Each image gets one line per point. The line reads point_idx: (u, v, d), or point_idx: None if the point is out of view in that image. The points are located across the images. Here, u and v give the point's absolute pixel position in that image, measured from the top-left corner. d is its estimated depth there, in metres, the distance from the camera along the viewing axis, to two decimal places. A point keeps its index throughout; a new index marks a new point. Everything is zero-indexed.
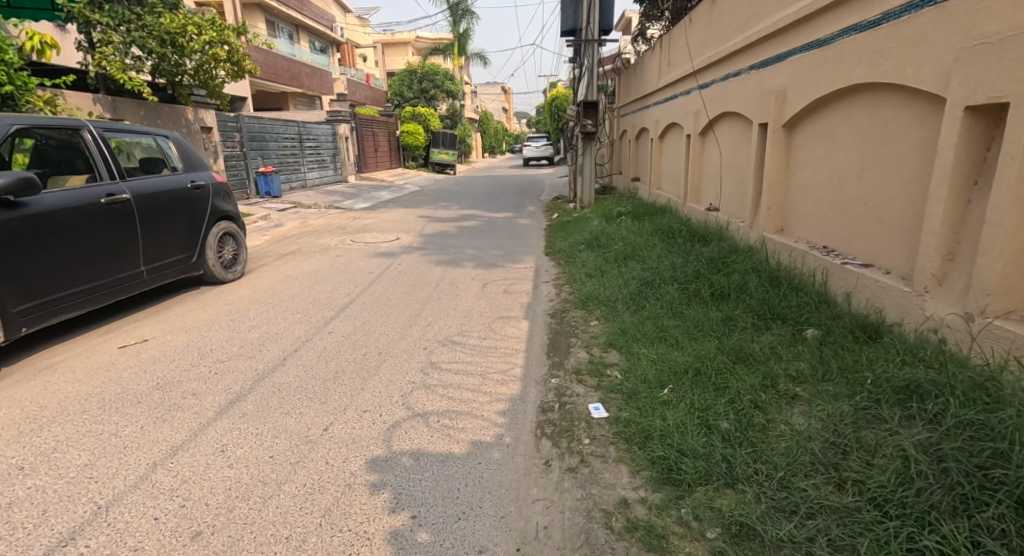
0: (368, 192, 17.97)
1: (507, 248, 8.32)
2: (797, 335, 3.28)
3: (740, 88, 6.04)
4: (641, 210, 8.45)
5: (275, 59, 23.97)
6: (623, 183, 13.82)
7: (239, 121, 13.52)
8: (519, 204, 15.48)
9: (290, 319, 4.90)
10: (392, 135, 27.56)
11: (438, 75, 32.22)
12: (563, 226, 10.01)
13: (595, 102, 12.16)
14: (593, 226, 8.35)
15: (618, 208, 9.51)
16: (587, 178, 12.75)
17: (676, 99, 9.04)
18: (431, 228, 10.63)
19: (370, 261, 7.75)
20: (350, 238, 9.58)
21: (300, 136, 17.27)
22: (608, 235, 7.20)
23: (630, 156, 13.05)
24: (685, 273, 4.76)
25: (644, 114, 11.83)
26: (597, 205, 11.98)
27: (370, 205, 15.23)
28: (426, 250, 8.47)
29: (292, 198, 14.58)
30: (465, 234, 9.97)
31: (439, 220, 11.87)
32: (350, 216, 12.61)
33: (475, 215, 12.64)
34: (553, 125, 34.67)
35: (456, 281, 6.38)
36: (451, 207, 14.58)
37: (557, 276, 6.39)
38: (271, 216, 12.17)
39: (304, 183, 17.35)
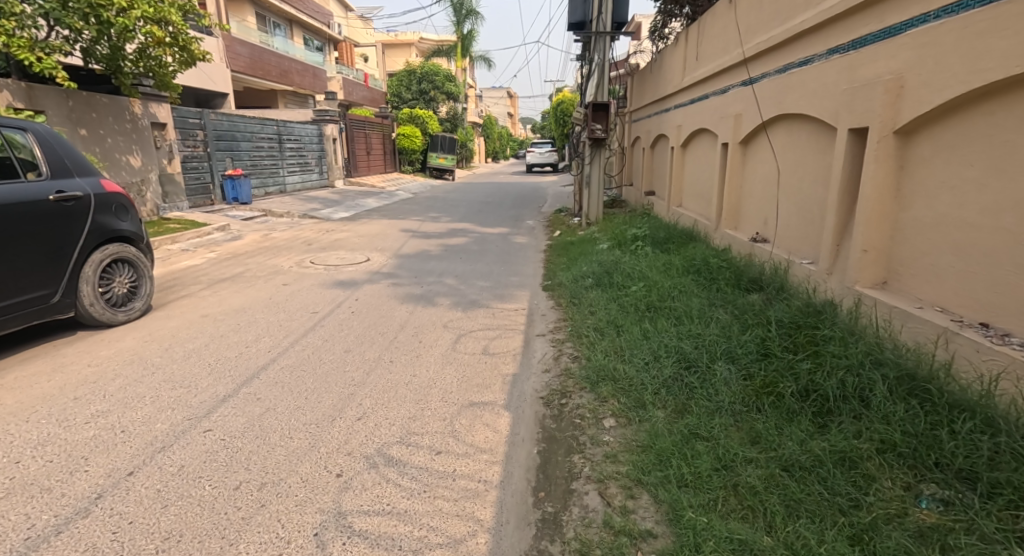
0: (353, 199, 16.46)
1: (495, 278, 6.78)
2: (1010, 533, 1.79)
3: (809, 81, 4.51)
4: (663, 234, 6.93)
5: (264, 54, 22.56)
6: (634, 196, 12.34)
7: (205, 117, 12.04)
8: (518, 216, 14.00)
9: (165, 398, 3.38)
10: (387, 137, 26.07)
11: (438, 76, 30.78)
12: (566, 248, 8.46)
13: (606, 104, 10.65)
14: (602, 254, 6.80)
15: (632, 229, 7.95)
16: (595, 191, 11.19)
17: (707, 99, 7.53)
18: (411, 247, 9.10)
19: (323, 292, 6.22)
20: (310, 258, 8.04)
21: (280, 136, 15.80)
22: (623, 269, 5.66)
23: (645, 167, 11.50)
24: (747, 349, 3.21)
25: (663, 118, 10.32)
26: (606, 223, 10.48)
27: (351, 214, 13.77)
28: (396, 277, 6.95)
29: (264, 205, 13.10)
30: (449, 255, 8.44)
31: (423, 236, 10.35)
32: (323, 229, 11.10)
33: (465, 230, 11.10)
34: (559, 130, 33.23)
35: (422, 330, 4.85)
36: (441, 219, 13.04)
37: (557, 326, 4.86)
38: (232, 226, 10.70)
39: (283, 188, 15.91)
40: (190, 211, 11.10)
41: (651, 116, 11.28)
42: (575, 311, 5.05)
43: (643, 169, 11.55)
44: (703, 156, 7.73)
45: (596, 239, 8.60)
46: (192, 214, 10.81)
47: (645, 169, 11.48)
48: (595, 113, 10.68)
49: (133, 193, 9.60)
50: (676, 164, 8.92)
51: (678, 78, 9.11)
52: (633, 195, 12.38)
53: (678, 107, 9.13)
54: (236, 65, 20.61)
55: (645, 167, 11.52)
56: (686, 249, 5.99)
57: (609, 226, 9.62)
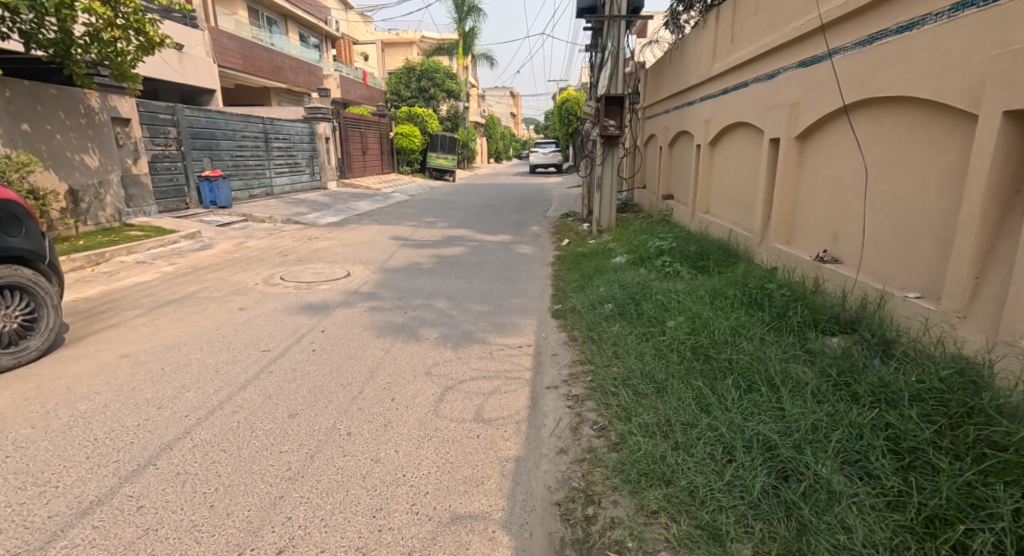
0: (344, 202, 15.43)
1: (494, 301, 5.69)
2: None
3: (915, 52, 3.34)
4: (694, 249, 5.84)
5: (254, 49, 21.54)
6: (649, 200, 11.25)
7: (177, 113, 10.98)
8: (521, 221, 12.93)
9: (3, 509, 2.29)
10: (384, 137, 25.00)
11: (438, 73, 29.67)
12: (578, 262, 7.34)
13: (620, 97, 9.53)
14: (623, 273, 5.69)
15: (657, 240, 6.83)
16: (608, 195, 10.07)
17: (744, 89, 6.41)
18: (399, 259, 8.01)
19: (283, 318, 5.12)
20: (280, 273, 6.95)
21: (266, 134, 14.77)
22: (653, 295, 4.57)
23: (663, 169, 10.38)
24: (875, 453, 2.14)
25: (685, 113, 9.22)
26: (619, 231, 9.39)
27: (340, 219, 12.73)
28: (375, 299, 5.84)
29: (245, 210, 12.08)
30: (442, 269, 7.35)
31: (415, 246, 9.25)
32: (304, 237, 10.02)
33: (462, 238, 9.99)
34: (563, 130, 32.18)
35: (397, 378, 3.74)
36: (436, 225, 11.95)
37: (573, 374, 3.78)
38: (203, 234, 9.64)
39: (269, 190, 14.91)
40: (159, 216, 10.03)
41: (670, 112, 10.14)
42: (595, 353, 3.96)
43: (661, 171, 10.43)
44: (740, 155, 6.61)
45: (612, 253, 7.50)
46: (161, 220, 9.76)
47: (664, 171, 10.36)
48: (608, 107, 9.57)
49: (90, 196, 8.54)
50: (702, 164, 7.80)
51: (705, 66, 7.98)
52: (648, 200, 11.24)
53: (705, 99, 8.01)
54: (223, 60, 19.55)
55: (663, 169, 10.40)
56: (730, 270, 4.88)
57: (627, 236, 8.51)
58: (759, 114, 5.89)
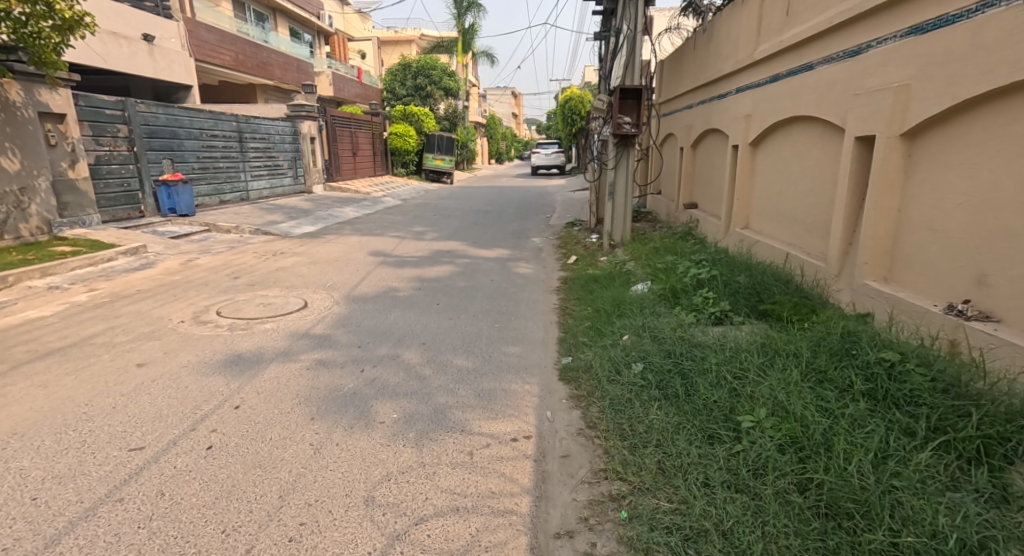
0: (327, 209, 14.13)
1: (480, 350, 4.35)
2: None
3: None
4: (744, 284, 4.52)
5: (236, 43, 20.21)
6: (666, 209, 9.94)
7: (128, 108, 9.66)
8: (521, 231, 11.59)
9: None
10: (376, 137, 23.68)
11: (434, 70, 28.34)
12: (588, 291, 5.98)
13: (638, 89, 8.18)
14: (652, 315, 4.36)
15: (689, 266, 5.48)
16: (621, 203, 8.71)
17: (806, 74, 5.07)
18: (371, 283, 6.67)
19: (195, 377, 3.79)
20: (219, 304, 5.62)
21: (240, 133, 13.47)
22: (704, 357, 3.26)
23: (685, 173, 9.09)
24: None
25: (713, 108, 7.89)
26: (635, 247, 8.07)
27: (318, 229, 11.41)
28: (326, 344, 4.50)
29: (210, 218, 10.80)
30: (423, 298, 6.02)
31: (394, 265, 7.91)
32: (269, 251, 8.69)
33: (450, 255, 8.64)
34: (567, 130, 30.82)
35: (319, 511, 2.41)
36: (424, 237, 10.60)
37: (594, 506, 2.42)
38: (150, 248, 8.31)
39: (245, 195, 13.69)
40: (102, 227, 8.71)
41: (694, 108, 8.81)
42: (628, 459, 2.65)
43: (683, 175, 9.13)
44: (799, 158, 5.28)
45: (631, 281, 6.12)
46: (103, 232, 8.44)
47: (686, 175, 9.07)
48: (623, 100, 8.26)
49: (9, 205, 7.24)
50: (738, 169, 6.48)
51: (742, 51, 6.67)
52: (666, 209, 9.89)
53: (742, 90, 6.69)
54: (201, 53, 18.25)
55: (685, 173, 9.10)
56: (807, 322, 3.56)
57: (646, 255, 7.15)
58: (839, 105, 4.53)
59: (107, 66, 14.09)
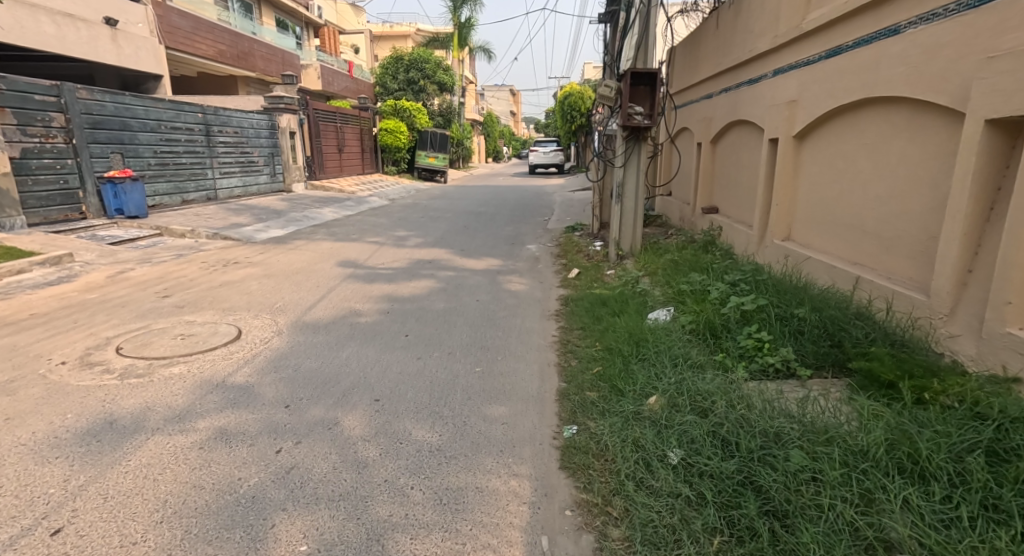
0: (304, 210, 12.97)
1: (452, 415, 3.20)
2: None
3: None
4: (807, 324, 3.39)
5: (212, 32, 18.99)
6: (680, 214, 8.82)
7: (64, 94, 8.51)
8: (515, 236, 10.44)
9: None
10: (365, 133, 22.47)
11: (428, 63, 27.12)
12: (596, 321, 4.79)
13: (653, 73, 7.01)
14: (687, 369, 3.23)
15: (727, 293, 4.32)
16: (630, 206, 7.53)
17: (886, 41, 3.90)
18: (329, 305, 5.47)
19: (26, 464, 2.59)
20: (126, 335, 4.43)
21: (204, 126, 12.31)
22: (787, 457, 2.19)
23: (705, 172, 7.99)
24: None
25: (739, 96, 6.74)
26: (647, 259, 6.94)
27: (289, 233, 10.24)
28: (242, 402, 3.30)
29: (164, 221, 9.62)
30: (390, 327, 4.83)
31: (363, 279, 6.71)
32: (221, 261, 7.52)
33: (431, 267, 7.45)
34: (568, 127, 29.68)
35: None
36: (405, 244, 9.41)
37: None
38: (79, 257, 7.12)
39: (211, 194, 12.59)
40: (27, 231, 7.52)
41: (715, 98, 7.64)
42: None
43: (702, 174, 8.01)
44: (878, 152, 4.08)
45: (649, 307, 4.97)
46: (24, 237, 7.25)
47: (707, 174, 7.97)
48: (634, 86, 7.09)
49: None
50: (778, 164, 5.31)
51: (783, 23, 5.50)
52: (682, 214, 8.74)
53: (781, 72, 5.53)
54: (174, 41, 17.04)
55: (705, 171, 7.98)
56: (930, 400, 2.43)
57: (665, 272, 5.99)
58: (951, 77, 3.31)
59: (62, 52, 12.88)
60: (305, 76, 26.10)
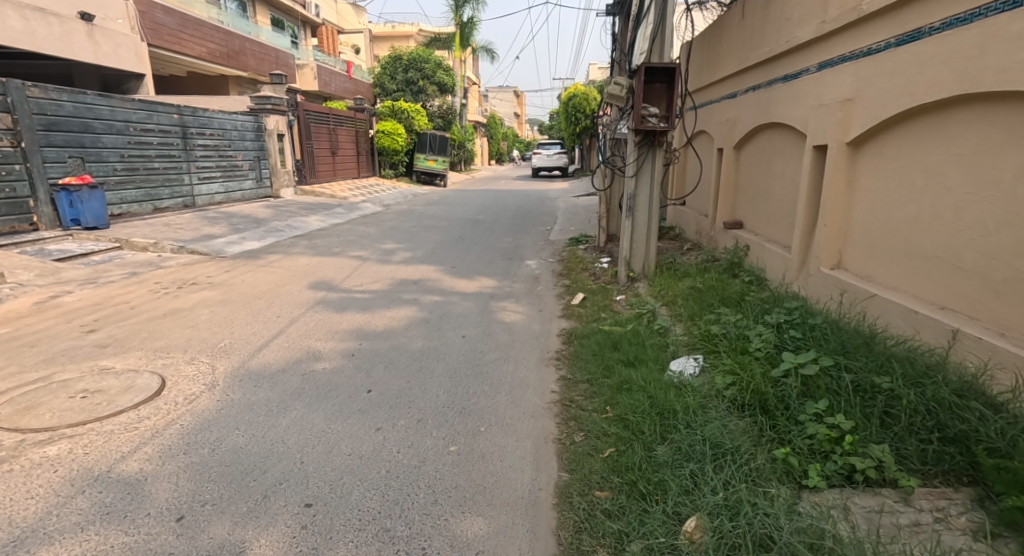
0: (288, 218, 12.11)
1: (408, 538, 2.32)
2: None
3: None
4: (899, 406, 2.48)
5: (200, 29, 18.17)
6: (698, 228, 7.96)
7: (10, 92, 7.64)
8: (513, 249, 9.53)
9: None
10: (360, 135, 21.66)
11: (427, 63, 26.26)
12: (606, 372, 3.89)
13: (671, 68, 6.06)
14: (738, 475, 2.36)
15: (775, 346, 3.42)
16: (642, 220, 6.61)
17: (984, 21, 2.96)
18: (284, 344, 4.57)
19: None
20: (17, 390, 3.54)
21: (180, 129, 11.47)
22: None
23: (726, 181, 7.14)
24: None
25: (771, 96, 5.80)
26: (662, 284, 6.03)
27: (265, 245, 9.36)
28: (123, 509, 2.41)
29: (127, 232, 8.74)
30: (351, 379, 3.93)
31: (334, 306, 5.81)
32: (176, 281, 6.63)
33: (415, 291, 6.54)
34: (573, 130, 28.79)
35: None
36: (390, 260, 8.52)
37: None
38: (11, 277, 6.24)
39: (187, 202, 11.78)
40: None
41: (739, 98, 6.73)
42: None
43: (724, 183, 7.17)
44: (977, 169, 3.04)
45: (672, 353, 4.07)
46: None
47: (729, 184, 7.12)
48: (648, 83, 6.18)
49: None
50: (828, 178, 4.34)
51: (829, 6, 4.55)
52: (701, 228, 7.84)
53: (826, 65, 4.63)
54: (157, 38, 16.23)
55: (726, 181, 7.14)
56: None
57: (688, 302, 5.10)
58: None
59: (31, 48, 12.06)
60: (302, 77, 25.43)
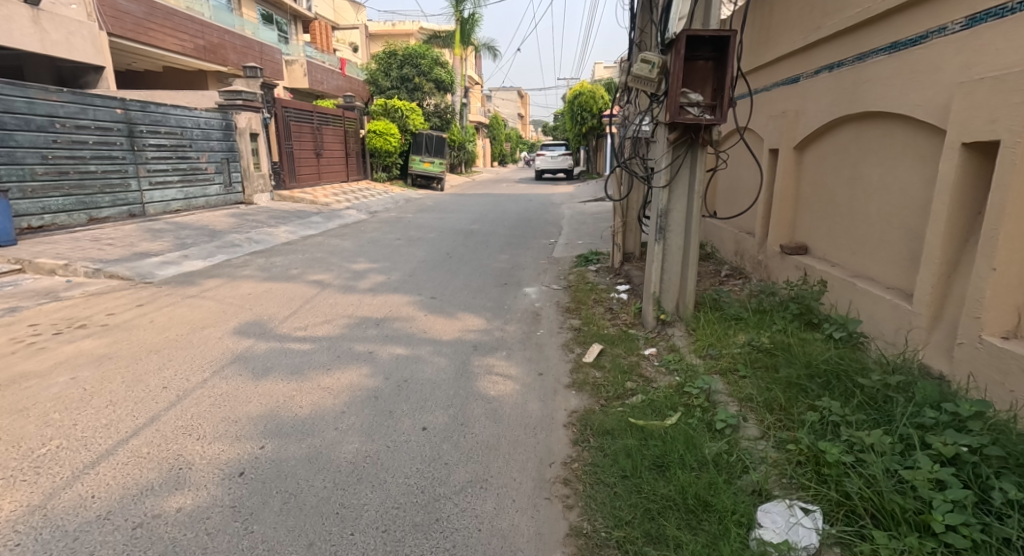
0: (252, 229, 10.54)
1: None
2: None
3: None
4: None
5: (171, 19, 16.69)
6: (743, 252, 6.37)
7: None
8: (509, 272, 7.94)
9: None
10: (350, 135, 20.13)
11: (424, 59, 24.72)
12: (654, 537, 2.31)
13: (721, 41, 4.42)
14: None
15: (984, 531, 1.91)
16: (676, 243, 5.02)
17: None
18: (141, 446, 2.97)
19: None
20: None
21: (126, 126, 9.98)
22: None
23: (785, 193, 5.53)
24: None
25: (862, 77, 4.17)
26: (709, 337, 4.36)
27: (208, 265, 7.78)
28: None
29: (34, 250, 7.19)
30: (211, 540, 2.32)
31: (255, 364, 4.21)
32: (59, 322, 5.06)
33: (373, 338, 4.93)
34: (579, 130, 27.17)
35: None
36: (356, 287, 6.93)
37: None
38: None
39: (134, 211, 10.26)
40: None
41: (805, 83, 5.10)
42: None
43: (781, 195, 5.56)
44: None
45: (751, 488, 2.46)
46: None
47: (788, 197, 5.51)
48: (689, 59, 4.58)
49: None
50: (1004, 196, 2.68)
51: None
52: (749, 252, 6.20)
53: (983, 21, 3.02)
54: (120, 27, 14.70)
55: (785, 192, 5.53)
56: None
57: (757, 374, 3.47)
58: None
59: None
60: (290, 73, 23.92)
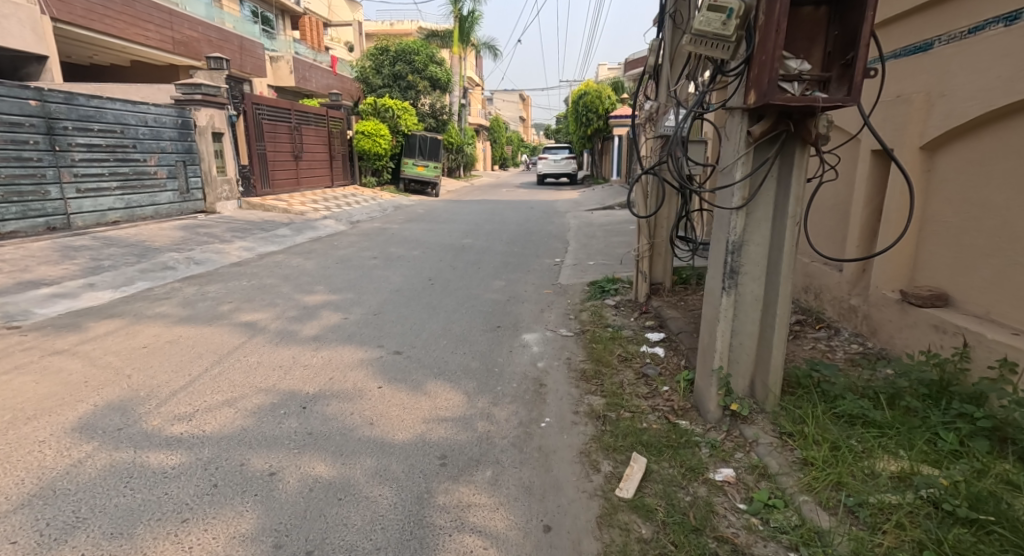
0: (199, 246, 8.83)
1: None
2: None
3: None
4: None
5: (133, 7, 15.03)
6: (829, 293, 4.67)
7: None
8: (504, 307, 6.23)
9: None
10: (335, 136, 18.47)
11: (417, 55, 23.06)
12: None
13: None
14: None
15: None
16: (752, 292, 3.33)
17: None
18: None
19: None
20: None
21: (44, 122, 8.31)
22: None
23: (902, 213, 3.79)
24: None
25: None
26: (832, 462, 2.63)
27: (114, 297, 6.07)
28: None
29: None
30: None
31: (55, 512, 2.47)
32: None
33: (286, 443, 3.17)
34: (584, 132, 25.38)
35: None
36: (297, 333, 5.21)
37: None
38: None
39: (54, 224, 8.57)
40: None
41: (957, 48, 3.40)
42: None
43: (895, 216, 3.82)
44: None
45: None
46: None
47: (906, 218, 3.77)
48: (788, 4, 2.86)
49: None
50: None
51: None
52: (831, 291, 4.65)
53: None
54: (69, 13, 13.04)
55: (901, 211, 3.79)
56: None
57: None
58: None
59: None
60: (275, 70, 22.31)
